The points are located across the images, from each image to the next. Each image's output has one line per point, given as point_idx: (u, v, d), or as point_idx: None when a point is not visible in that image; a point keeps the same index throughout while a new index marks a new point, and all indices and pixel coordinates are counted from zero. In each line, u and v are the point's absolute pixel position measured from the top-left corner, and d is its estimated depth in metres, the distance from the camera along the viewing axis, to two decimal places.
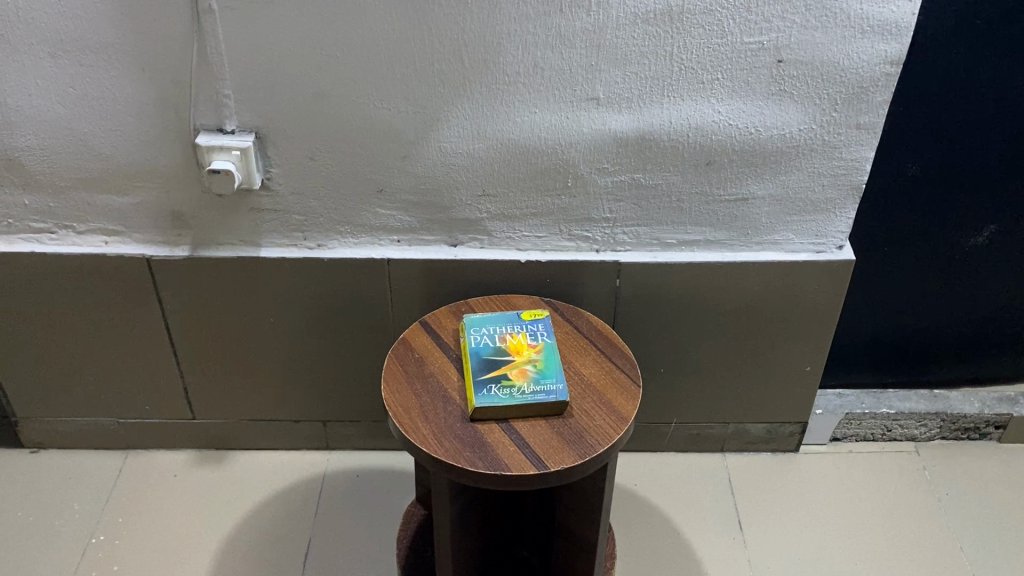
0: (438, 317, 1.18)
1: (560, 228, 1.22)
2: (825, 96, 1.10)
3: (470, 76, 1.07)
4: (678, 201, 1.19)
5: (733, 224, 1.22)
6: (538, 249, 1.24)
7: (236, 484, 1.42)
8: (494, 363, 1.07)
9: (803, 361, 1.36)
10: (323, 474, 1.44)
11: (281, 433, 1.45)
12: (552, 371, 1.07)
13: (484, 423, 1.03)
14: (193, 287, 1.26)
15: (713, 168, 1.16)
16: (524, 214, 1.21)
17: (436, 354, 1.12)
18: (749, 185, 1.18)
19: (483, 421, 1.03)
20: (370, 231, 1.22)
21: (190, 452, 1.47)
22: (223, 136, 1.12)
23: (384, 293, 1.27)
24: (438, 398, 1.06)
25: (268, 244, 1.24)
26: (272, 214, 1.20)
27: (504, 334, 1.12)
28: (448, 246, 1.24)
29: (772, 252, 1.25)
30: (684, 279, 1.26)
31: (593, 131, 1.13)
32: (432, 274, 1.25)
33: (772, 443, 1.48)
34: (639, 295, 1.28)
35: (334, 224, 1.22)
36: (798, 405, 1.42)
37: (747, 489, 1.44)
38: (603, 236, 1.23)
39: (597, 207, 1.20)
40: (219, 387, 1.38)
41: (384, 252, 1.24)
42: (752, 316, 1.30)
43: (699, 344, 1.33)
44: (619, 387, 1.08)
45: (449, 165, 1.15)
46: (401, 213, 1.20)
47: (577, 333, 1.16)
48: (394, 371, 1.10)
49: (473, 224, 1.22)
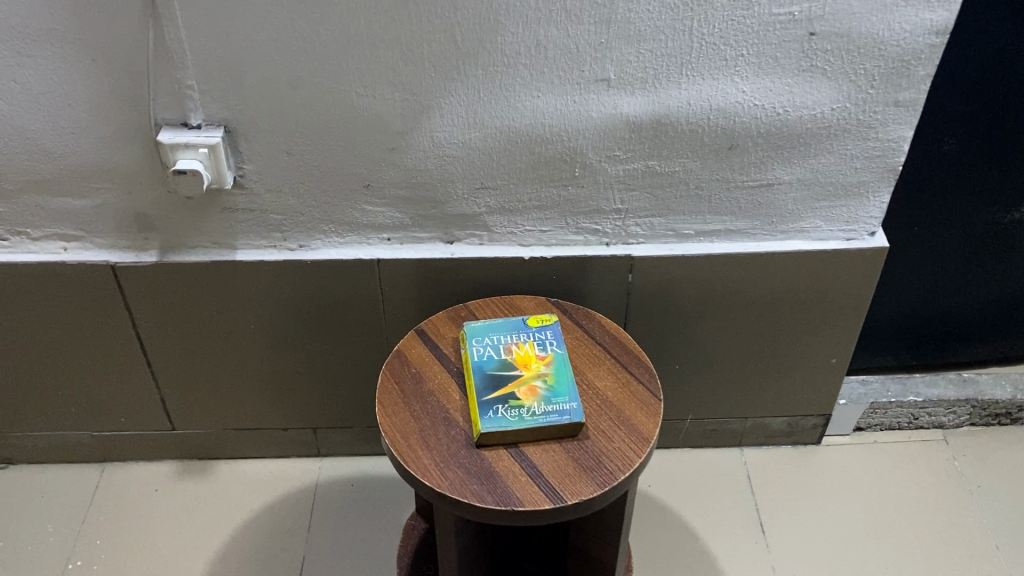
0: (434, 324, 1.08)
1: (567, 221, 1.11)
2: (862, 71, 0.98)
3: (465, 58, 0.95)
4: (696, 189, 1.08)
5: (756, 212, 1.11)
6: (543, 244, 1.13)
7: (222, 498, 1.32)
8: (499, 381, 0.97)
9: (830, 353, 1.26)
10: (315, 484, 1.34)
11: (267, 442, 1.34)
12: (565, 387, 0.97)
13: (491, 449, 0.93)
14: (166, 295, 1.15)
15: (736, 152, 1.05)
16: (526, 207, 1.09)
17: (435, 367, 1.02)
18: (775, 170, 1.07)
19: (490, 447, 0.94)
20: (357, 229, 1.11)
21: (171, 463, 1.36)
22: (188, 131, 0.99)
23: (375, 295, 1.16)
24: (439, 421, 0.96)
25: (244, 246, 1.12)
26: (247, 214, 1.08)
27: (509, 345, 1.02)
28: (443, 244, 1.13)
29: (798, 241, 1.15)
30: (701, 272, 1.15)
31: (603, 115, 1.01)
32: (426, 274, 1.13)
33: (793, 436, 1.39)
34: (653, 289, 1.17)
35: (316, 222, 1.10)
36: (823, 398, 1.32)
37: (769, 487, 1.36)
38: (614, 228, 1.12)
39: (607, 197, 1.09)
40: (198, 396, 1.28)
41: (373, 252, 1.12)
42: (775, 308, 1.20)
43: (717, 339, 1.23)
44: (638, 402, 0.98)
45: (442, 156, 1.03)
46: (390, 210, 1.08)
47: (589, 339, 1.06)
48: (389, 390, 0.99)
49: (470, 219, 1.10)
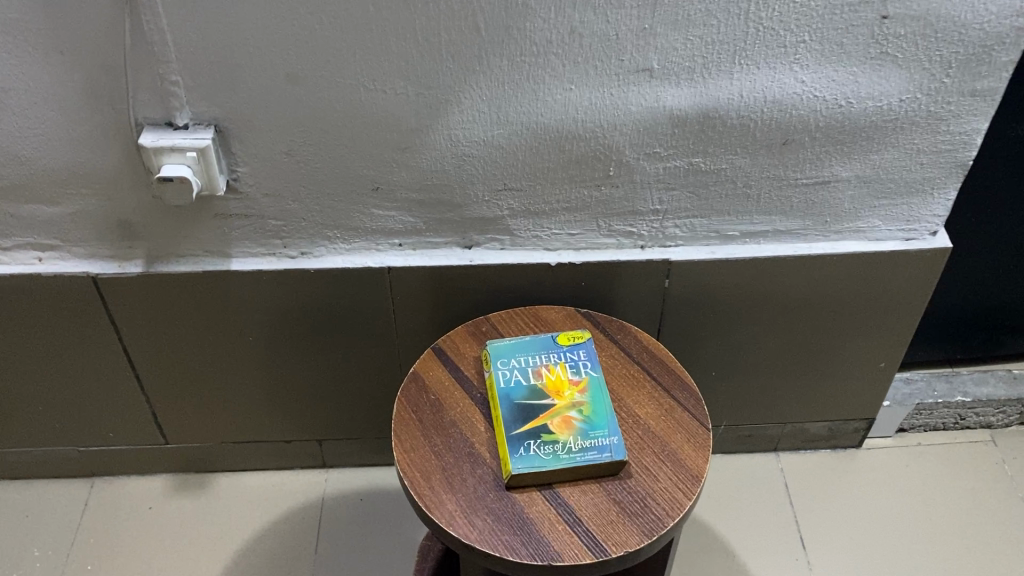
0: (453, 341, 0.97)
1: (598, 224, 1.00)
2: (937, 58, 0.86)
3: (488, 47, 0.83)
4: (744, 187, 0.97)
5: (808, 211, 1.00)
6: (572, 248, 1.02)
7: (222, 516, 1.23)
8: (530, 412, 0.87)
9: (878, 357, 1.16)
10: (322, 499, 1.25)
11: (269, 454, 1.25)
12: (603, 419, 0.87)
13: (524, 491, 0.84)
14: (154, 307, 1.04)
15: (791, 148, 0.93)
16: (553, 210, 0.98)
17: (456, 393, 0.92)
18: (833, 166, 0.96)
19: (522, 489, 0.84)
20: (366, 235, 0.99)
21: (165, 477, 1.27)
22: (174, 132, 0.87)
23: (385, 304, 1.05)
24: (463, 458, 0.86)
25: (240, 254, 1.01)
26: (242, 220, 0.97)
27: (538, 368, 0.91)
28: (460, 249, 1.02)
29: (852, 241, 1.04)
30: (745, 276, 1.05)
31: (643, 108, 0.89)
32: (443, 283, 1.02)
33: (832, 440, 1.30)
34: (691, 295, 1.06)
35: (320, 228, 0.98)
36: (867, 401, 1.23)
37: (807, 497, 1.27)
38: (651, 230, 1.01)
39: (644, 197, 0.97)
40: (192, 410, 1.18)
41: (383, 259, 1.01)
42: (823, 312, 1.10)
43: (758, 344, 1.13)
44: (684, 433, 0.88)
45: (461, 156, 0.92)
46: (402, 214, 0.97)
47: (625, 357, 0.96)
48: (407, 422, 0.89)
49: (491, 222, 0.99)
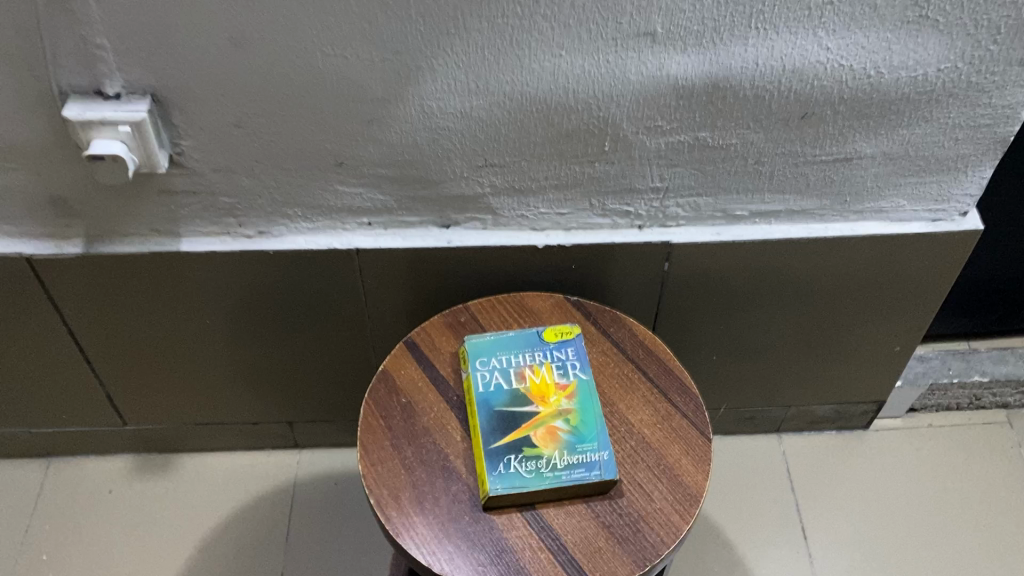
0: (428, 333, 0.87)
1: (591, 203, 0.89)
2: (984, 23, 0.75)
3: (465, 7, 0.71)
4: (755, 163, 0.86)
5: (827, 190, 0.89)
6: (561, 228, 0.92)
7: (187, 501, 1.16)
8: (511, 422, 0.78)
9: (892, 341, 1.08)
10: (293, 482, 1.17)
11: (236, 434, 1.17)
12: (593, 431, 0.78)
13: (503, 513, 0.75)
14: (99, 289, 0.94)
15: (810, 121, 0.82)
16: (541, 187, 0.87)
17: (430, 397, 0.83)
18: (857, 142, 0.85)
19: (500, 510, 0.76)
20: (330, 214, 0.89)
21: (127, 458, 1.19)
22: (104, 103, 0.76)
23: (355, 287, 0.95)
24: (435, 474, 0.78)
25: (190, 233, 0.90)
26: (191, 197, 0.86)
27: (522, 370, 0.82)
28: (436, 229, 0.91)
29: (873, 222, 0.94)
30: (753, 259, 0.95)
31: (644, 78, 0.78)
32: (419, 265, 0.92)
33: (839, 421, 1.22)
34: (692, 278, 0.96)
35: (278, 206, 0.87)
36: (878, 384, 1.15)
37: (810, 483, 1.20)
38: (650, 209, 0.90)
39: (643, 173, 0.86)
40: (150, 392, 1.09)
41: (350, 240, 0.91)
42: (836, 296, 1.00)
43: (764, 328, 1.04)
44: (682, 445, 0.80)
45: (435, 129, 0.81)
46: (371, 191, 0.86)
47: (618, 354, 0.86)
48: (374, 429, 0.80)
49: (471, 201, 0.88)
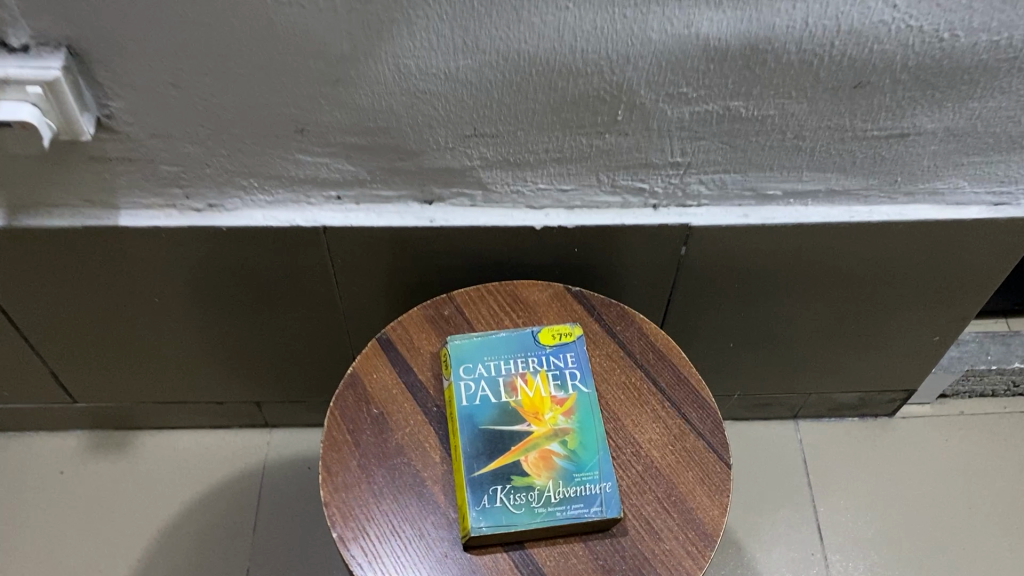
0: (406, 330, 0.75)
1: (599, 179, 0.76)
2: None
3: None
4: (795, 137, 0.73)
5: (875, 168, 0.76)
6: (563, 206, 0.79)
7: (147, 484, 1.06)
8: (499, 445, 0.67)
9: (932, 330, 0.96)
10: (263, 466, 1.08)
11: (200, 413, 1.06)
12: (594, 457, 0.67)
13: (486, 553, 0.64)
14: (28, 265, 0.82)
15: (865, 91, 0.68)
16: (540, 161, 0.74)
17: (406, 407, 0.71)
18: (918, 115, 0.71)
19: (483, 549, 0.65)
20: (293, 186, 0.76)
21: (80, 435, 1.09)
22: (9, 57, 0.62)
23: (323, 266, 0.83)
24: (402, 505, 0.66)
25: (130, 205, 0.77)
26: (127, 164, 0.73)
27: (512, 380, 0.71)
28: (418, 204, 0.78)
29: (925, 205, 0.81)
30: (783, 244, 0.82)
31: (669, 36, 0.63)
32: (397, 245, 0.80)
33: (862, 409, 1.12)
34: (712, 263, 0.84)
35: (230, 176, 0.74)
36: (909, 373, 1.04)
37: (828, 477, 1.10)
38: (667, 187, 0.77)
39: (662, 147, 0.73)
40: (99, 371, 0.98)
41: (317, 216, 0.78)
42: (873, 283, 0.88)
43: (790, 315, 0.93)
44: (697, 471, 0.69)
45: (414, 93, 0.67)
46: (339, 162, 0.73)
47: (626, 358, 0.75)
48: (339, 446, 0.69)
49: (457, 174, 0.75)
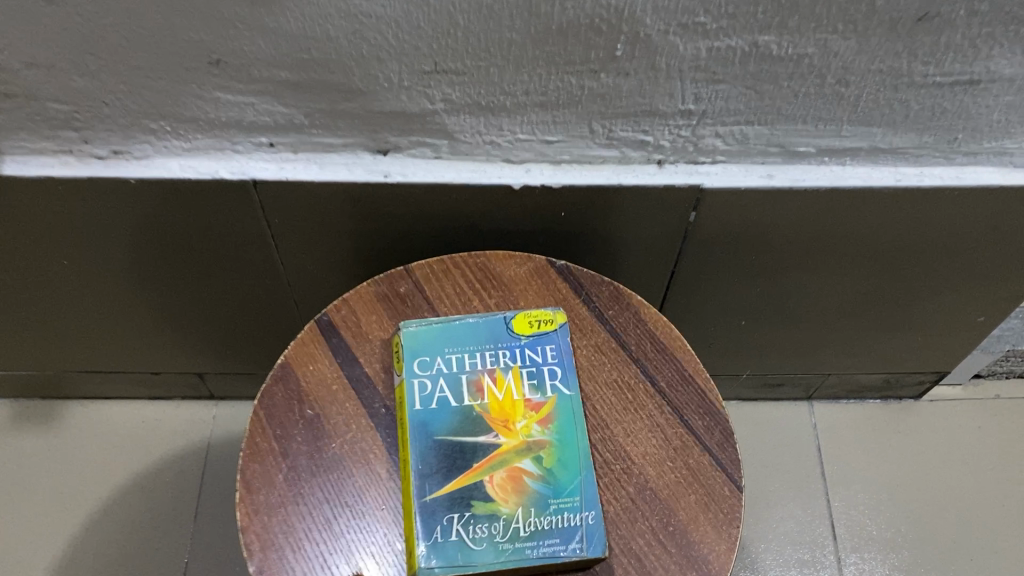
0: (352, 311, 0.62)
1: (591, 128, 0.62)
2: None
3: None
4: (836, 83, 0.58)
5: (932, 123, 0.62)
6: (548, 160, 0.65)
7: (76, 462, 0.94)
8: (458, 461, 0.55)
9: (977, 309, 0.82)
10: (207, 443, 0.96)
11: (135, 384, 0.94)
12: (574, 480, 0.54)
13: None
14: None
15: (933, 25, 0.53)
16: (518, 105, 0.59)
17: (347, 407, 0.58)
18: (995, 58, 0.56)
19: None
20: (214, 130, 0.61)
21: (3, 405, 0.97)
22: None
23: (257, 227, 0.69)
24: (335, 534, 0.54)
25: (17, 150, 0.63)
26: (4, 100, 0.58)
27: (478, 379, 0.58)
28: (369, 154, 0.64)
29: (987, 167, 0.66)
30: (811, 212, 0.68)
31: None
32: (346, 204, 0.66)
33: (885, 391, 1.00)
34: (725, 232, 0.71)
35: (135, 117, 0.60)
36: (943, 355, 0.91)
37: (844, 467, 0.98)
38: (676, 140, 0.63)
39: (670, 90, 0.58)
40: (11, 338, 0.85)
41: (245, 167, 0.64)
42: (915, 259, 0.75)
43: (813, 291, 0.79)
44: (700, 496, 0.55)
45: (356, 16, 0.51)
46: (267, 101, 0.59)
47: (618, 352, 0.61)
48: (262, 456, 0.56)
49: (416, 119, 0.60)
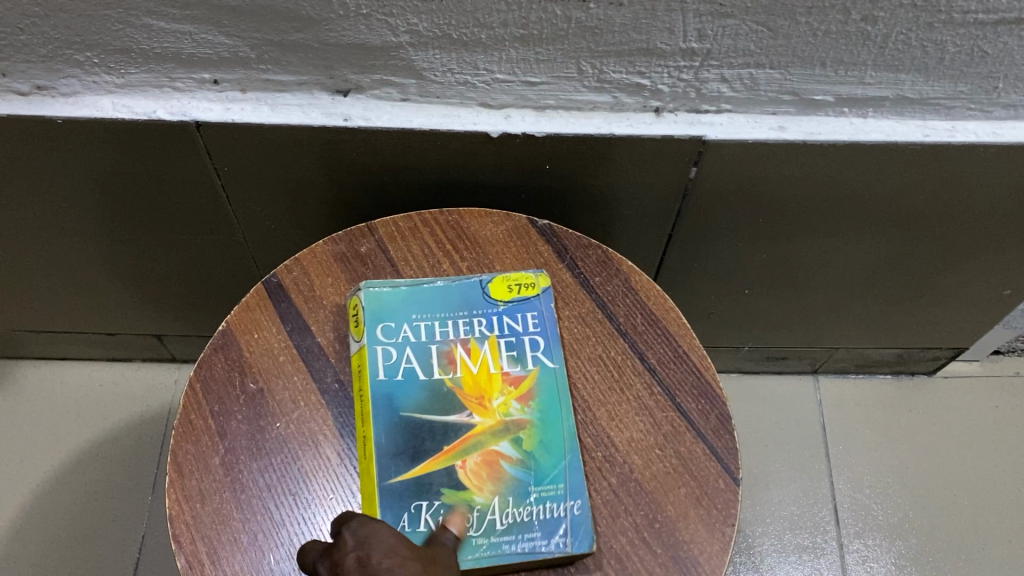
0: (305, 272, 0.55)
1: (580, 68, 0.54)
2: None
3: None
4: (863, 20, 0.50)
5: (969, 69, 0.54)
6: (531, 105, 0.57)
7: (27, 427, 0.88)
8: (426, 443, 0.48)
9: (1003, 281, 0.75)
10: (168, 408, 0.90)
11: (90, 344, 0.88)
12: (558, 465, 0.48)
13: (450, 528, 0.44)
14: None
15: None
16: (494, 39, 0.51)
17: (294, 381, 0.51)
18: None
19: (439, 526, 0.45)
20: (148, 63, 0.54)
21: None
22: None
23: (204, 175, 0.62)
24: (276, 524, 0.47)
25: None
26: None
27: (450, 349, 0.52)
28: (328, 95, 0.57)
29: None
30: (825, 170, 0.61)
31: None
32: (304, 150, 0.59)
33: (897, 366, 0.93)
34: (729, 191, 0.63)
35: (56, 47, 0.52)
36: (963, 329, 0.84)
37: (850, 446, 0.92)
38: (676, 84, 0.56)
39: (671, 26, 0.50)
40: None
41: (187, 108, 0.57)
42: (939, 223, 0.67)
43: (823, 258, 0.72)
44: (692, 488, 0.49)
45: None
46: (206, 30, 0.51)
47: (604, 325, 0.54)
48: (196, 435, 0.49)
49: (378, 54, 0.53)
